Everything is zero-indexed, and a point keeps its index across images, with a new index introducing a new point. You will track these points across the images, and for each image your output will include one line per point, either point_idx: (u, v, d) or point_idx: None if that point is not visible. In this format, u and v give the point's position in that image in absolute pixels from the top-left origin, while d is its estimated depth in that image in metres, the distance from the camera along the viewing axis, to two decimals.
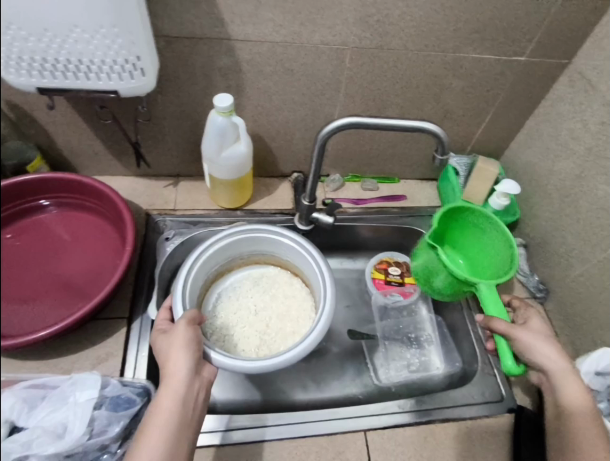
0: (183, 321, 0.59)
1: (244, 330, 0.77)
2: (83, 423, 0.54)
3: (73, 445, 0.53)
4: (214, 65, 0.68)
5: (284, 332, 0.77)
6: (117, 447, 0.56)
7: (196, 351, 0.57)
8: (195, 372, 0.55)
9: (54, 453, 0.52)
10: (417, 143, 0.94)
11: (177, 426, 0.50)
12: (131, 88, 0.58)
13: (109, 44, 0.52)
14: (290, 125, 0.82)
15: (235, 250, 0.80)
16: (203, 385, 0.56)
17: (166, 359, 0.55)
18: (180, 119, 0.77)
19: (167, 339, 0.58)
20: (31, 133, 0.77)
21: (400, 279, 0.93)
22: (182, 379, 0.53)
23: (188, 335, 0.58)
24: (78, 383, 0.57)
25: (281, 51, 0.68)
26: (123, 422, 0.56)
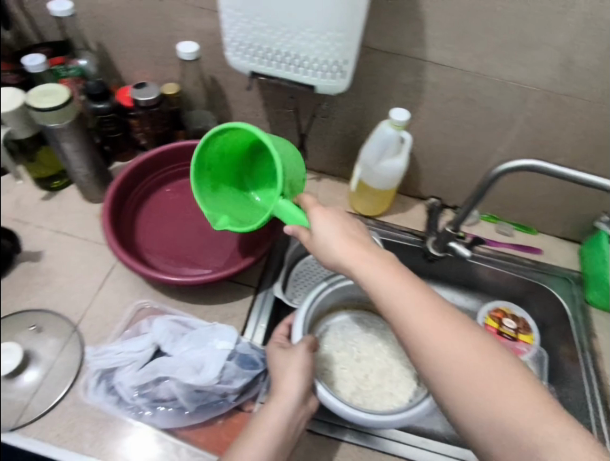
0: (303, 345, 0.63)
1: (343, 372, 0.76)
2: (217, 367, 0.62)
3: (205, 384, 0.61)
4: (398, 80, 0.72)
5: (382, 389, 0.75)
6: (233, 399, 0.62)
7: (309, 380, 0.61)
8: (302, 399, 0.59)
9: (190, 384, 0.60)
10: (572, 200, 0.89)
11: (277, 446, 0.54)
12: (328, 86, 0.62)
13: (328, 46, 0.57)
14: (447, 151, 0.83)
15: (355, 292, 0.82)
16: (306, 414, 0.59)
17: (283, 376, 0.60)
18: (347, 123, 0.82)
19: (287, 357, 0.62)
20: (217, 107, 0.88)
21: (515, 334, 0.88)
22: (291, 402, 0.58)
23: (305, 361, 0.62)
24: (217, 332, 0.66)
25: (468, 80, 0.69)
26: (246, 379, 0.62)
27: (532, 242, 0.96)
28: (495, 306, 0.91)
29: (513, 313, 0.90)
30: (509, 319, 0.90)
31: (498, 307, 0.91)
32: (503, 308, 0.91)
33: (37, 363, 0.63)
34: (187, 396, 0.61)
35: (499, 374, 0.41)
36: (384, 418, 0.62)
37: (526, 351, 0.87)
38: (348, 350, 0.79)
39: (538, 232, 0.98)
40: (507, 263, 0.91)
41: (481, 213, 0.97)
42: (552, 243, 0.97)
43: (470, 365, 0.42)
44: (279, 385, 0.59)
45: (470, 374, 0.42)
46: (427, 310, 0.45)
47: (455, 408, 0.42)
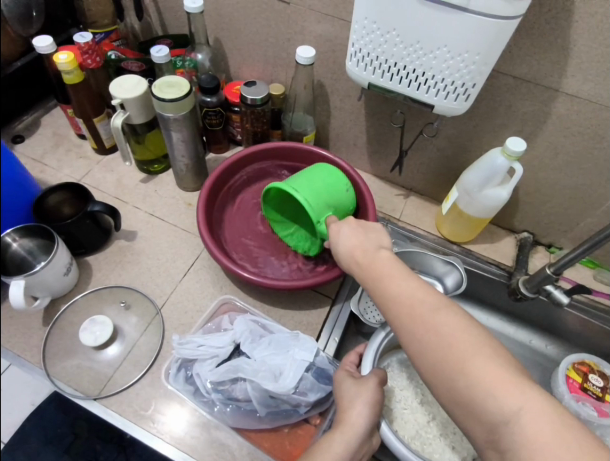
0: (376, 379, 0.58)
1: (405, 412, 0.72)
2: (295, 377, 0.61)
3: (281, 391, 0.60)
4: (520, 107, 0.68)
5: (443, 439, 0.71)
6: (304, 411, 0.61)
7: (377, 417, 0.56)
8: (369, 435, 0.55)
9: (267, 389, 0.60)
10: None
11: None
12: (448, 107, 0.60)
13: (460, 67, 0.55)
14: (557, 187, 0.77)
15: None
16: (369, 450, 0.55)
17: (352, 407, 0.56)
18: (451, 143, 0.79)
19: (357, 388, 0.58)
20: (318, 111, 0.87)
21: (601, 394, 0.78)
22: (358, 436, 0.54)
23: (376, 396, 0.57)
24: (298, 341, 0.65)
25: (603, 116, 0.63)
26: (320, 394, 0.61)
27: None
28: (581, 358, 0.81)
29: (601, 369, 0.80)
30: (596, 375, 0.79)
31: (584, 360, 0.81)
32: (589, 362, 0.81)
33: (122, 338, 0.70)
34: (260, 399, 0.60)
35: (488, 365, 0.42)
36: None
37: None
38: (412, 390, 0.75)
39: None
40: (604, 315, 0.83)
41: None
42: None
43: (459, 357, 0.42)
44: (346, 416, 0.55)
45: (460, 365, 0.42)
46: (429, 312, 0.45)
47: (458, 413, 0.42)
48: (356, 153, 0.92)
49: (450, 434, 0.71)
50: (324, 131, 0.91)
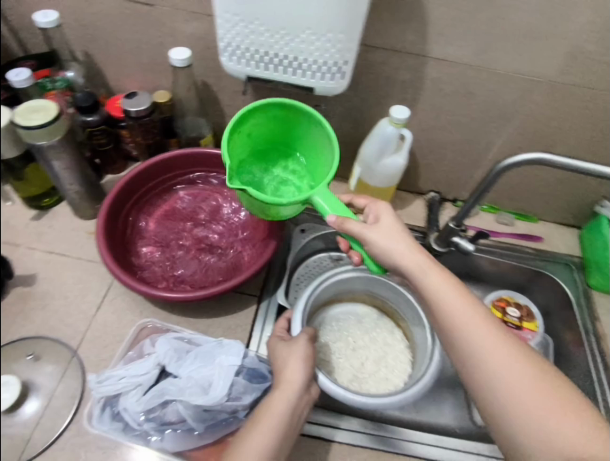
0: (305, 336, 0.63)
1: (340, 360, 0.76)
2: (225, 386, 0.59)
3: (214, 403, 0.58)
4: (398, 77, 0.71)
5: (377, 376, 0.75)
6: (243, 415, 0.60)
7: (311, 370, 0.61)
8: (306, 387, 0.59)
9: (198, 405, 0.58)
10: (574, 186, 0.89)
11: (281, 434, 0.54)
12: (328, 87, 0.61)
13: (328, 47, 0.56)
14: (448, 145, 0.82)
15: (351, 283, 0.82)
16: (309, 402, 0.59)
17: (286, 366, 0.60)
18: (344, 121, 0.81)
19: (288, 350, 0.62)
20: (210, 111, 0.85)
21: (519, 323, 0.87)
22: (296, 391, 0.58)
23: (307, 351, 0.62)
24: (224, 347, 0.63)
25: (471, 74, 0.68)
26: (255, 394, 0.60)
27: (533, 230, 0.97)
28: (498, 295, 0.89)
29: (516, 301, 0.89)
30: (512, 307, 0.88)
31: (501, 296, 0.89)
32: (506, 297, 0.89)
33: (37, 392, 0.59)
34: (195, 416, 0.58)
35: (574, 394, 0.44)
36: (383, 401, 0.65)
37: (531, 339, 0.84)
38: (345, 339, 0.78)
39: (538, 220, 0.99)
40: (509, 252, 0.92)
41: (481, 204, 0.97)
42: (552, 230, 0.98)
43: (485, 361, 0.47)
44: (282, 376, 0.59)
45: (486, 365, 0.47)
46: (477, 318, 0.49)
47: (513, 428, 0.44)
48: None
49: (383, 370, 0.76)
50: (222, 130, 0.89)
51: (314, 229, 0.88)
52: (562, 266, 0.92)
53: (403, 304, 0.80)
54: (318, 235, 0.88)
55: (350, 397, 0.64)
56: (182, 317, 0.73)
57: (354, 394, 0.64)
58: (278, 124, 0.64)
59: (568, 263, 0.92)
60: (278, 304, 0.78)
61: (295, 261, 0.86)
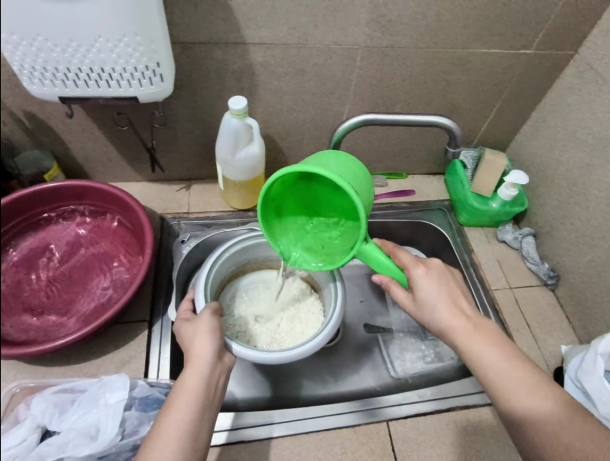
0: (207, 311, 0.62)
1: (256, 328, 0.77)
2: (116, 423, 0.58)
3: (107, 445, 0.57)
4: (228, 68, 0.70)
5: (293, 329, 0.76)
6: None
7: (221, 339, 0.60)
8: (218, 356, 0.58)
9: (90, 454, 0.56)
10: (425, 138, 0.94)
11: (199, 406, 0.52)
12: (151, 93, 0.60)
13: (131, 52, 0.54)
14: (301, 124, 0.83)
15: (250, 252, 0.80)
16: (224, 369, 0.59)
17: (193, 341, 0.58)
18: (193, 123, 0.79)
19: (193, 327, 0.61)
20: (46, 141, 0.77)
21: None
22: (207, 362, 0.56)
23: (214, 323, 0.61)
24: (107, 386, 0.61)
25: (294, 53, 0.70)
26: (153, 421, 0.60)
27: (404, 185, 1.01)
28: None
29: None
30: None
31: None
32: None
33: None
34: None
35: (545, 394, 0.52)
36: (297, 352, 0.65)
37: None
38: (256, 307, 0.79)
39: (408, 175, 1.03)
40: (388, 210, 0.95)
41: None
42: (421, 181, 1.03)
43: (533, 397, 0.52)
44: (191, 352, 0.57)
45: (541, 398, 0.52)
46: (506, 359, 0.54)
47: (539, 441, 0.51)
48: (115, 167, 0.86)
49: (298, 323, 0.77)
50: (68, 159, 0.82)
51: (195, 238, 0.86)
52: (435, 212, 0.98)
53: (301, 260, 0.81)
54: (201, 243, 0.86)
55: (265, 357, 0.64)
56: (67, 367, 0.68)
57: (262, 354, 0.65)
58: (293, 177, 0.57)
59: (440, 207, 0.98)
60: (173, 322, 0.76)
61: (184, 274, 0.85)
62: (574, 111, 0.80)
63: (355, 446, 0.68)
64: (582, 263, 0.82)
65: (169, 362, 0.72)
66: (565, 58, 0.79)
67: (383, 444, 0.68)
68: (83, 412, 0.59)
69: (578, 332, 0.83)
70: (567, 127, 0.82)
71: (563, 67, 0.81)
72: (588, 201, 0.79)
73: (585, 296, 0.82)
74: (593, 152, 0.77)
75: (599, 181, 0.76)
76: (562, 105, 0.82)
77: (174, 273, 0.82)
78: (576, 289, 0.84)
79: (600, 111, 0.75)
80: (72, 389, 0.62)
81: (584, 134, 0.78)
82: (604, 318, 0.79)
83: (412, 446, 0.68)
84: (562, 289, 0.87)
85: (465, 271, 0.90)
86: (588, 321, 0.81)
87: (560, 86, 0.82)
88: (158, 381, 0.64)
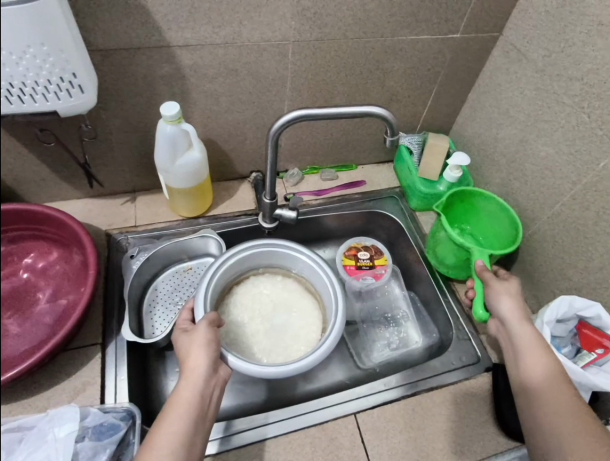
0: (204, 322, 0.62)
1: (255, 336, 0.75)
2: (67, 458, 0.56)
3: None
4: (156, 73, 0.68)
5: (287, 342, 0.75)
6: None
7: (215, 351, 0.60)
8: (213, 370, 0.58)
9: None
10: (369, 128, 0.94)
11: (193, 420, 0.52)
12: (71, 105, 0.57)
13: (40, 64, 0.51)
14: (242, 124, 0.82)
15: (253, 258, 0.79)
16: (218, 383, 0.58)
17: (189, 354, 0.58)
18: (128, 133, 0.76)
19: (188, 339, 0.60)
20: None
21: (371, 262, 0.93)
22: (201, 377, 0.56)
23: (209, 336, 0.60)
24: (54, 419, 0.58)
25: (222, 52, 0.68)
26: (109, 450, 0.58)
27: (355, 176, 1.01)
28: (347, 246, 0.94)
29: (363, 245, 0.95)
30: (362, 251, 0.93)
31: (350, 245, 0.94)
32: (354, 244, 0.94)
33: None
34: None
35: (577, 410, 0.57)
36: (291, 369, 0.65)
37: (385, 273, 0.92)
38: (258, 315, 0.78)
39: (357, 166, 1.03)
40: (340, 203, 0.96)
41: (303, 169, 0.98)
42: (371, 170, 1.03)
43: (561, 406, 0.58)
44: (186, 365, 0.57)
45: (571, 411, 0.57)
46: (549, 374, 0.62)
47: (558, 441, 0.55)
48: (51, 186, 0.81)
49: (295, 333, 0.76)
50: None
51: (145, 251, 0.82)
52: (387, 200, 0.99)
53: (305, 267, 0.80)
54: (151, 256, 0.82)
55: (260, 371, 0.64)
56: (14, 403, 0.64)
57: (255, 369, 0.64)
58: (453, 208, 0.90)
59: (392, 195, 0.99)
60: (127, 341, 0.73)
61: (137, 290, 0.82)
62: (505, 90, 0.82)
63: (325, 443, 0.67)
64: (526, 236, 0.85)
65: (127, 384, 0.69)
66: (491, 40, 0.81)
67: (353, 437, 0.68)
68: (30, 451, 0.55)
69: (530, 302, 0.86)
70: (500, 106, 0.84)
71: (490, 48, 0.83)
72: (525, 175, 0.82)
73: (532, 267, 0.85)
74: (525, 128, 0.79)
75: (534, 155, 0.79)
76: (494, 84, 0.84)
77: (126, 290, 0.78)
78: (524, 261, 0.86)
79: (527, 88, 0.77)
80: (18, 428, 0.56)
81: (516, 111, 0.81)
82: (551, 286, 0.82)
83: (380, 435, 0.69)
84: (512, 263, 0.90)
85: (421, 257, 0.92)
86: (538, 290, 0.85)
87: (491, 67, 0.84)
88: (112, 407, 0.61)
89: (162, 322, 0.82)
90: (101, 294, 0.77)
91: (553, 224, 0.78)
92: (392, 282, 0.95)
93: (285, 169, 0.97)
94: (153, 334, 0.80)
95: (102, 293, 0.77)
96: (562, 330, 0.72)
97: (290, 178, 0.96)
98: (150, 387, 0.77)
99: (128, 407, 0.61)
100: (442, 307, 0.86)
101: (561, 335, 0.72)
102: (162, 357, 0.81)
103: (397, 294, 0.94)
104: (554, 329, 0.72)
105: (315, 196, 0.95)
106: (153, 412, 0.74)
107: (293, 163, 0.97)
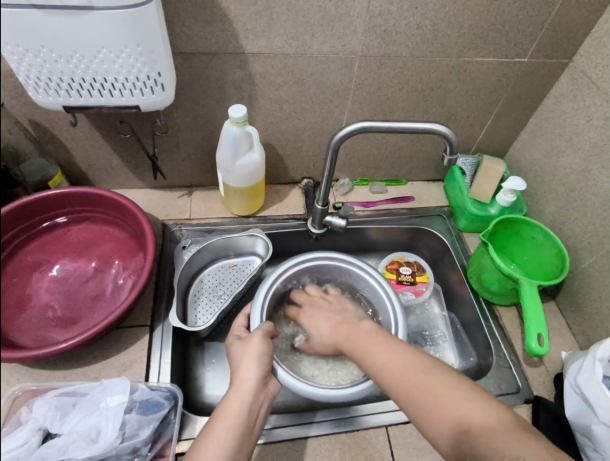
0: (259, 333, 0.65)
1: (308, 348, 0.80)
2: (116, 428, 0.59)
3: (107, 449, 0.58)
4: (228, 78, 0.72)
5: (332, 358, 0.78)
6: (147, 451, 0.61)
7: (266, 364, 0.62)
8: (262, 383, 0.60)
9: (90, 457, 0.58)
10: (423, 146, 0.95)
11: (240, 432, 0.55)
12: (153, 102, 0.62)
13: (132, 63, 0.56)
14: (300, 131, 0.85)
15: (314, 270, 0.82)
16: (267, 397, 0.60)
17: (241, 365, 0.61)
18: (194, 131, 0.81)
19: (242, 349, 0.64)
20: (51, 150, 0.79)
21: (412, 278, 0.95)
22: (251, 387, 0.59)
23: (263, 349, 0.63)
24: (108, 389, 0.63)
25: (292, 62, 0.71)
26: (152, 425, 0.62)
27: (404, 192, 1.02)
28: (389, 259, 0.96)
29: (406, 260, 0.97)
30: (404, 267, 0.95)
31: (392, 259, 0.96)
32: (397, 258, 0.96)
33: None
34: None
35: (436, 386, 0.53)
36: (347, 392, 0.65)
37: (426, 290, 0.93)
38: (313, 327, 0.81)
39: (407, 181, 1.04)
40: (387, 217, 0.96)
41: (353, 180, 1.00)
42: (420, 187, 1.03)
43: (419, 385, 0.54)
44: (238, 376, 0.60)
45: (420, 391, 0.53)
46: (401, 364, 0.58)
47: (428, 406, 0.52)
48: (119, 174, 0.87)
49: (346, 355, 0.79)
50: (72, 166, 0.84)
51: (197, 243, 0.86)
52: (435, 218, 0.98)
53: (366, 287, 0.81)
54: (202, 249, 0.86)
55: (312, 391, 0.65)
56: (69, 370, 0.69)
57: (313, 388, 0.65)
58: (501, 235, 0.89)
59: (440, 214, 0.99)
60: (174, 326, 0.77)
61: (185, 279, 0.86)
62: (570, 118, 0.81)
63: (353, 451, 0.68)
64: (579, 268, 0.83)
65: (170, 367, 0.73)
66: (560, 66, 0.80)
67: (382, 450, 0.68)
68: (83, 415, 0.60)
69: (578, 338, 0.83)
70: (564, 134, 0.82)
71: (558, 75, 0.82)
72: (585, 205, 0.80)
73: (583, 301, 0.82)
74: (589, 158, 0.78)
75: (596, 186, 0.77)
76: (558, 111, 0.83)
77: (175, 278, 0.82)
78: (575, 295, 0.84)
79: (594, 118, 0.76)
80: (73, 392, 0.63)
81: (580, 140, 0.79)
82: (603, 323, 0.78)
83: (410, 451, 0.69)
84: (562, 295, 0.87)
85: (465, 277, 0.90)
86: (587, 326, 0.81)
87: (556, 94, 0.83)
88: (158, 386, 0.66)
89: (206, 313, 0.86)
90: (154, 279, 0.82)
91: None
92: (433, 300, 0.95)
93: (336, 178, 0.99)
94: (196, 323, 0.83)
95: (154, 279, 0.82)
96: None
97: (341, 188, 0.98)
98: (188, 374, 0.80)
99: (172, 388, 0.66)
100: (483, 331, 0.85)
101: None
102: (202, 346, 0.84)
103: (436, 314, 0.94)
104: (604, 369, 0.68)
105: (363, 206, 0.96)
106: (188, 397, 0.77)
107: (345, 173, 0.99)
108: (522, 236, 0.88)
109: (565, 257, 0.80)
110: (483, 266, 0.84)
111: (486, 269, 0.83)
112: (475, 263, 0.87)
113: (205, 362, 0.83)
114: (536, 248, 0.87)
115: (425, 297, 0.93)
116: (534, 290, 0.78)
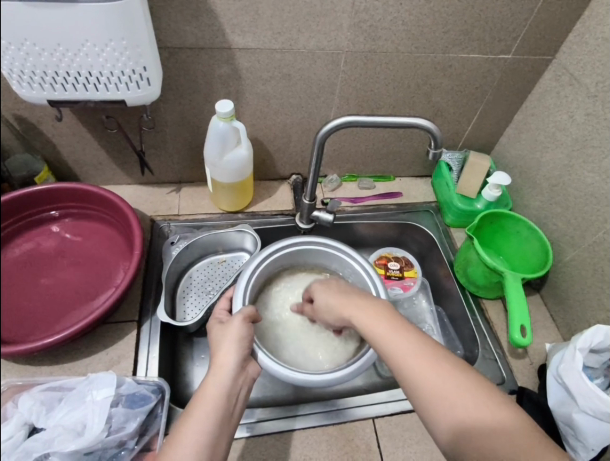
0: (239, 316, 0.62)
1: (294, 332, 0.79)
2: (102, 420, 0.60)
3: (94, 441, 0.59)
4: (215, 73, 0.72)
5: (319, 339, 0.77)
6: (134, 444, 0.62)
7: (246, 347, 0.61)
8: (241, 367, 0.59)
9: (75, 450, 0.58)
10: (410, 141, 0.96)
11: (218, 419, 0.53)
12: (138, 96, 0.62)
13: (117, 56, 0.57)
14: (288, 127, 0.85)
15: (300, 255, 0.82)
16: (246, 381, 0.59)
17: (220, 346, 0.60)
18: (181, 126, 0.81)
19: (222, 330, 0.62)
20: (37, 145, 0.78)
21: (400, 273, 0.95)
22: (229, 371, 0.57)
23: (243, 331, 0.61)
24: (94, 383, 0.63)
25: (278, 57, 0.72)
26: (139, 418, 0.62)
27: (392, 188, 1.02)
28: (378, 255, 0.97)
29: (394, 255, 0.98)
30: (392, 261, 0.96)
31: (381, 254, 0.97)
32: (385, 253, 0.97)
33: None
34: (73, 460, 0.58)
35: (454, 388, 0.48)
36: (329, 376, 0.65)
37: (414, 285, 0.94)
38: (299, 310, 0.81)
39: (395, 177, 1.04)
40: (375, 212, 0.97)
41: (341, 175, 1.01)
42: (408, 183, 1.04)
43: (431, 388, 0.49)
44: (216, 359, 0.58)
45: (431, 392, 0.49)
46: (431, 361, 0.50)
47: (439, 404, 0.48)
48: (106, 170, 0.87)
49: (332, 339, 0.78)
50: (59, 162, 0.83)
51: (185, 239, 0.86)
52: (423, 213, 0.99)
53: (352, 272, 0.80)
54: (190, 244, 0.86)
55: (289, 375, 0.65)
56: (55, 365, 0.69)
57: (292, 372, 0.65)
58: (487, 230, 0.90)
59: (427, 210, 1.00)
60: (162, 321, 0.77)
61: (174, 275, 0.85)
62: (553, 114, 0.82)
63: (341, 443, 0.68)
64: (563, 262, 0.84)
65: (158, 361, 0.73)
66: (543, 63, 0.82)
67: (369, 441, 0.69)
68: (69, 410, 0.61)
69: (561, 330, 0.85)
70: (547, 129, 0.84)
71: (542, 71, 0.83)
72: (568, 199, 0.81)
73: (567, 294, 0.83)
74: (571, 153, 0.79)
75: (578, 180, 0.78)
76: (542, 108, 0.84)
77: (163, 274, 0.82)
78: (559, 288, 0.85)
79: (577, 113, 0.77)
80: (60, 388, 0.63)
81: (563, 136, 0.80)
82: (585, 315, 0.80)
83: (397, 442, 0.69)
84: (546, 288, 0.89)
85: (452, 272, 0.92)
86: (569, 318, 0.83)
87: (540, 90, 0.84)
88: (145, 380, 0.66)
89: (194, 308, 0.86)
90: (142, 274, 0.82)
91: (592, 252, 0.77)
92: (421, 295, 0.97)
93: (324, 174, 1.00)
94: (184, 320, 0.83)
95: (143, 274, 0.82)
96: (595, 361, 0.69)
97: (329, 183, 0.98)
98: (176, 369, 0.80)
99: (160, 382, 0.66)
100: (469, 323, 0.86)
101: (594, 366, 0.70)
102: (190, 342, 0.84)
103: (423, 308, 0.95)
104: (587, 359, 0.70)
105: (351, 202, 0.97)
106: (177, 392, 0.77)
107: (333, 169, 0.99)
108: (508, 231, 0.89)
109: (548, 248, 0.81)
110: (468, 258, 0.85)
111: (471, 262, 0.85)
112: (461, 257, 0.88)
113: (194, 357, 0.84)
114: (522, 244, 0.88)
115: (413, 291, 0.94)
116: (517, 282, 0.79)
